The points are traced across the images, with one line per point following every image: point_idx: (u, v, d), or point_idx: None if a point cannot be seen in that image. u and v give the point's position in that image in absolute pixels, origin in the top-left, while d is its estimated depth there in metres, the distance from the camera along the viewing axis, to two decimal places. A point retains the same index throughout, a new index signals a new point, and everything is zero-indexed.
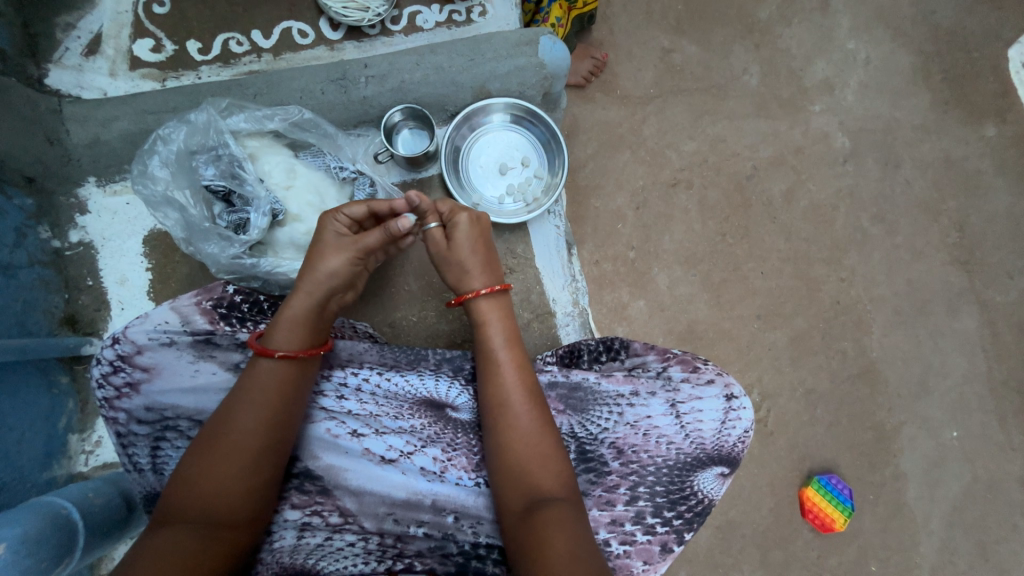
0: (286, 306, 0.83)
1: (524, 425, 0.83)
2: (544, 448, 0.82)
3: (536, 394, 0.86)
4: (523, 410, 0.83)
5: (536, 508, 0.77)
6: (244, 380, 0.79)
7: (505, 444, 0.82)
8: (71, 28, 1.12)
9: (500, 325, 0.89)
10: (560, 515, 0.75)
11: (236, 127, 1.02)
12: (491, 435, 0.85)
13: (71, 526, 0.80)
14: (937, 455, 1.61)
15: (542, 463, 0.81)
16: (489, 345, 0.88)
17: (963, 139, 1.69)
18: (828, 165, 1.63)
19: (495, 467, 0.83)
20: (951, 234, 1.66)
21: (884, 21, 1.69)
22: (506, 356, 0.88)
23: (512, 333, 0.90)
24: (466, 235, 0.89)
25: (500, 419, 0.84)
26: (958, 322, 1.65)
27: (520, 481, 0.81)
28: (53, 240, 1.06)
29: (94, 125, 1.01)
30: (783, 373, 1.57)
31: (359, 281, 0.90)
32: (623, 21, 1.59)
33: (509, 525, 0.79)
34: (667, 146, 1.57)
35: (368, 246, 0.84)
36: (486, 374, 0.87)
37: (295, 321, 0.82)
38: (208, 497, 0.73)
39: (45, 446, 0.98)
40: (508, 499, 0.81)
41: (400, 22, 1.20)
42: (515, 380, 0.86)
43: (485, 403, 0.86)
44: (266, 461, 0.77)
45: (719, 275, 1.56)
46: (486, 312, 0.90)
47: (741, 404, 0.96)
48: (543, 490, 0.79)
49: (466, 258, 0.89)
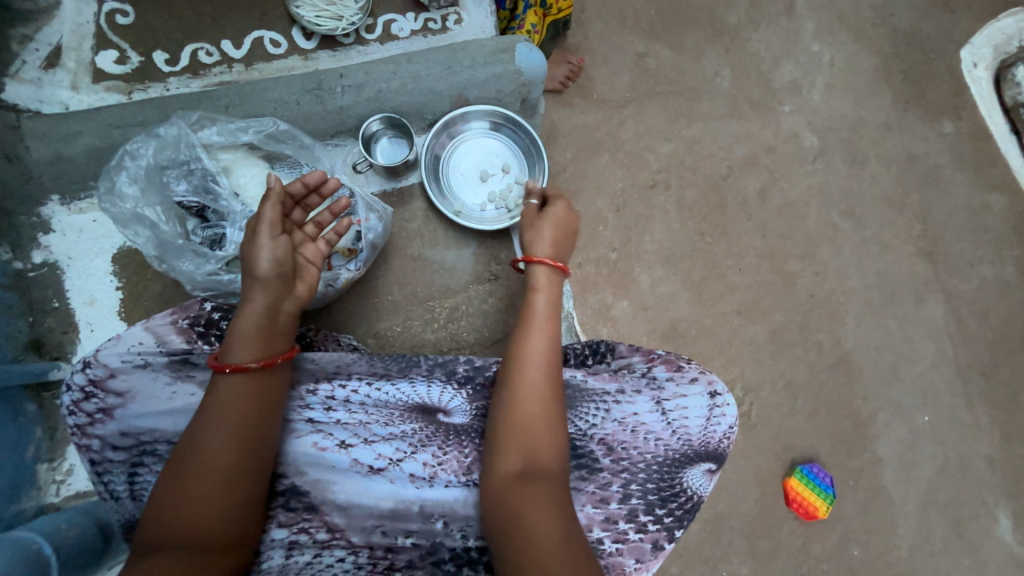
0: (239, 317, 0.80)
1: (532, 388, 0.84)
2: (545, 417, 0.83)
3: (556, 361, 0.88)
4: (539, 374, 0.85)
5: (530, 479, 0.79)
6: (210, 398, 0.77)
7: (514, 404, 0.84)
8: (28, 40, 1.07)
9: (548, 295, 0.93)
10: (548, 487, 0.79)
11: (208, 140, 0.99)
12: (501, 394, 0.86)
13: (43, 561, 0.76)
14: (910, 439, 1.67)
15: (543, 428, 0.83)
16: (532, 312, 0.92)
17: (922, 136, 1.77)
18: (799, 163, 1.69)
19: (499, 429, 0.84)
20: (915, 226, 1.74)
21: (846, 24, 1.76)
22: (533, 319, 0.91)
23: (555, 306, 0.94)
24: (558, 211, 1.00)
25: (514, 375, 0.86)
26: (925, 310, 1.72)
27: (518, 445, 0.82)
28: (14, 261, 1.01)
29: (55, 141, 0.97)
30: (764, 366, 1.61)
31: (307, 274, 0.87)
32: (598, 26, 1.62)
33: (497, 486, 0.80)
34: (644, 149, 1.60)
35: (268, 217, 0.83)
36: (519, 334, 0.90)
37: (249, 332, 0.79)
38: (188, 520, 0.71)
39: (12, 478, 0.92)
40: (500, 461, 0.82)
41: (375, 31, 1.19)
42: (538, 345, 0.88)
43: (507, 361, 0.88)
44: (246, 481, 0.75)
45: (699, 273, 1.59)
46: (537, 279, 0.95)
47: (725, 400, 0.98)
48: (538, 459, 0.81)
49: (543, 229, 0.99)
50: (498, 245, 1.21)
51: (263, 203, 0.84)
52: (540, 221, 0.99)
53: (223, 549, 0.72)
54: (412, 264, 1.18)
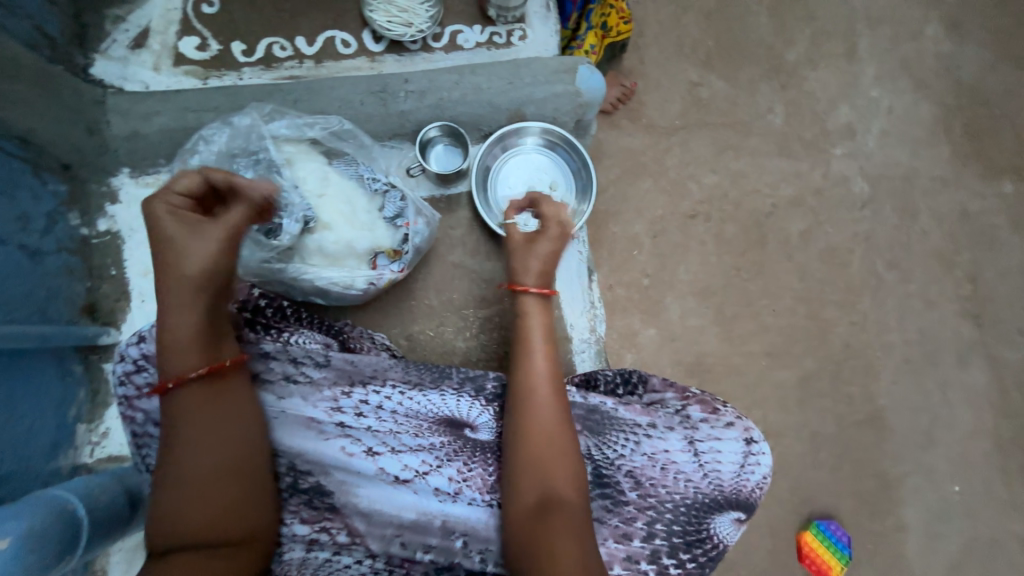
0: (170, 328, 0.76)
1: (540, 416, 0.84)
2: (556, 445, 0.83)
3: (560, 386, 0.88)
4: (545, 400, 0.85)
5: (549, 509, 0.79)
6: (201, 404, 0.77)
7: (522, 433, 0.84)
8: (120, 20, 1.14)
9: (541, 319, 0.92)
10: (568, 521, 0.78)
11: (276, 132, 1.03)
12: (511, 425, 0.86)
13: (76, 523, 0.78)
14: (939, 508, 1.59)
15: (556, 457, 0.82)
16: (528, 336, 0.91)
17: (980, 193, 1.70)
18: (846, 208, 1.64)
19: (512, 459, 0.84)
20: (964, 286, 1.67)
21: (909, 72, 1.72)
22: (532, 344, 0.90)
23: (551, 329, 0.93)
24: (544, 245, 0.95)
25: (521, 403, 0.86)
26: (967, 374, 1.64)
27: (534, 476, 0.82)
28: (81, 227, 1.06)
29: (134, 119, 1.03)
30: (789, 413, 1.56)
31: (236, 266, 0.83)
32: (654, 52, 1.62)
33: (517, 517, 0.81)
34: (688, 177, 1.58)
35: (178, 228, 0.77)
36: (520, 359, 0.90)
37: (184, 340, 0.76)
38: (181, 517, 0.71)
39: (53, 435, 0.96)
40: (518, 492, 0.82)
41: (441, 40, 1.22)
42: (540, 373, 0.87)
43: (512, 389, 0.88)
44: (235, 481, 0.76)
45: (731, 309, 1.56)
46: (527, 307, 0.93)
47: (761, 449, 0.94)
48: (555, 488, 0.81)
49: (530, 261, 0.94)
50: None
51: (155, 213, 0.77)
52: (529, 253, 0.95)
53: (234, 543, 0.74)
54: (451, 271, 1.19)
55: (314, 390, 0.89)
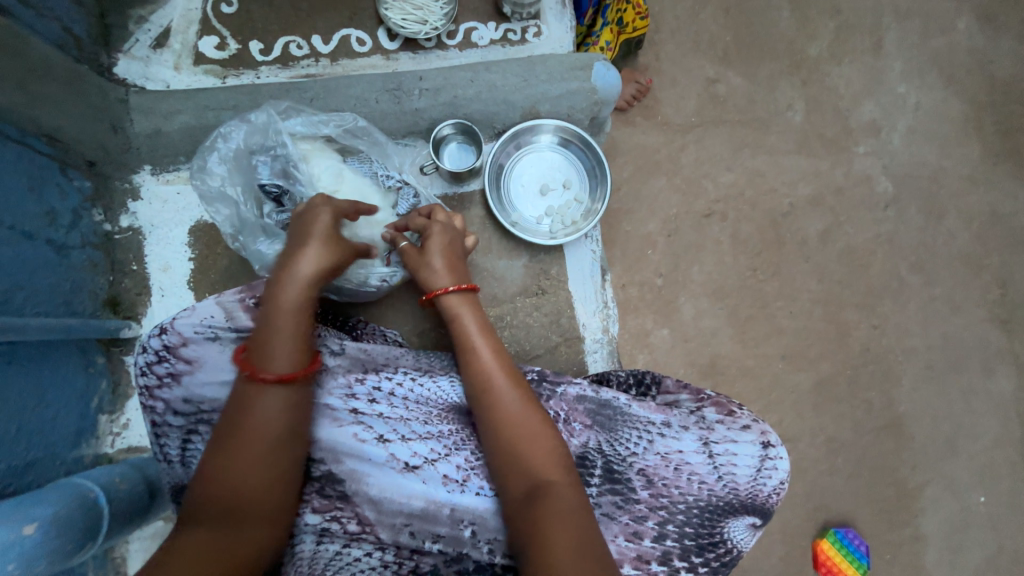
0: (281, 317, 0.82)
1: (503, 409, 0.84)
2: (529, 432, 0.82)
3: (515, 376, 0.88)
4: (505, 393, 0.85)
5: (538, 496, 0.78)
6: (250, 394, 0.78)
7: (492, 429, 0.84)
8: (143, 21, 1.16)
9: (473, 316, 0.93)
10: (556, 505, 0.76)
11: (292, 130, 1.05)
12: (480, 425, 0.85)
13: (97, 510, 0.81)
14: (960, 519, 1.54)
15: (533, 444, 0.82)
16: (465, 335, 0.91)
17: (1012, 194, 1.64)
18: (868, 209, 1.60)
19: (490, 455, 0.84)
20: (992, 290, 1.61)
21: (938, 67, 1.66)
22: (472, 341, 0.90)
23: (485, 322, 0.93)
24: (436, 244, 0.96)
25: (481, 401, 0.86)
26: (993, 382, 1.59)
27: (515, 469, 0.81)
28: (104, 223, 1.08)
29: (156, 117, 1.05)
30: (804, 418, 1.52)
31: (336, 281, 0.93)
32: (670, 48, 1.59)
33: (512, 511, 0.81)
34: (703, 176, 1.55)
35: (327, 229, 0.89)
36: (464, 358, 0.90)
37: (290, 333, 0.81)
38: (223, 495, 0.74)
39: (77, 425, 0.98)
40: (508, 487, 0.82)
41: (456, 37, 1.22)
42: (491, 367, 0.87)
43: (468, 388, 0.88)
44: (271, 465, 0.77)
45: (746, 311, 1.53)
46: (456, 308, 0.93)
47: (778, 454, 0.92)
48: (538, 474, 0.80)
49: (431, 264, 0.95)
50: (549, 259, 1.21)
51: (318, 213, 0.90)
52: (426, 259, 0.95)
53: (256, 521, 0.76)
54: None
55: (330, 377, 0.90)
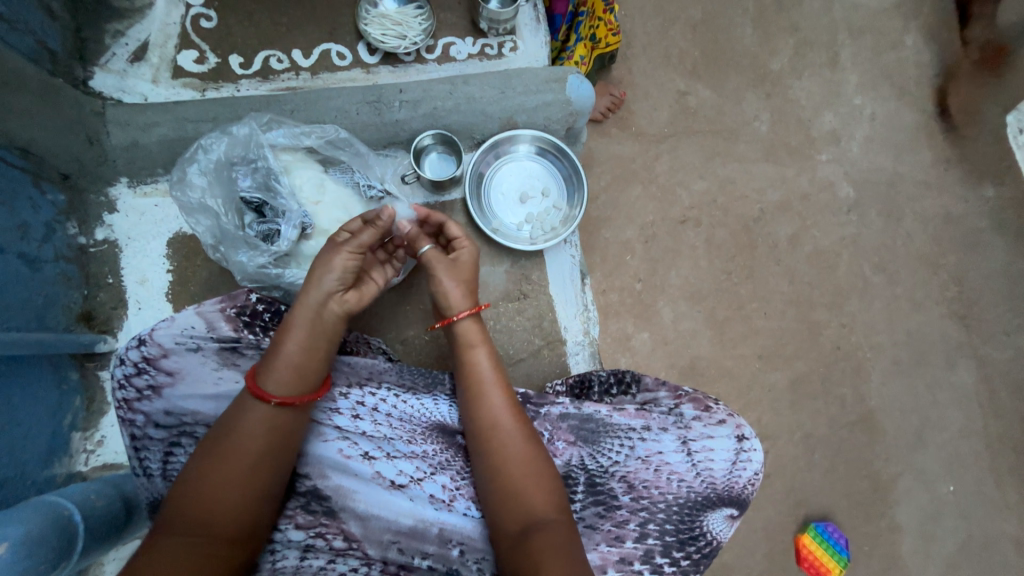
0: (280, 348, 0.83)
1: (508, 446, 0.85)
2: (530, 467, 0.84)
3: (521, 412, 0.89)
4: (513, 435, 0.85)
5: (534, 531, 0.79)
6: (239, 419, 0.79)
7: (493, 464, 0.84)
8: (120, 35, 1.16)
9: (486, 352, 0.93)
10: (551, 539, 0.78)
11: (274, 141, 1.06)
12: (481, 461, 0.86)
13: (72, 529, 0.78)
14: (932, 509, 1.61)
15: (533, 480, 0.83)
16: (476, 371, 0.90)
17: (962, 197, 1.75)
18: (832, 213, 1.68)
19: (489, 487, 0.84)
20: (949, 288, 1.70)
21: (890, 80, 1.78)
22: (482, 379, 0.90)
23: (497, 359, 0.93)
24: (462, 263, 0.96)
25: (485, 439, 0.86)
26: (956, 375, 1.67)
27: (511, 507, 0.82)
28: (79, 236, 1.07)
29: (133, 129, 1.04)
30: (782, 415, 1.58)
31: (365, 288, 0.92)
32: (642, 62, 1.66)
33: (505, 548, 0.81)
34: (677, 184, 1.62)
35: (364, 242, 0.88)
36: (471, 395, 0.89)
37: (289, 363, 0.82)
38: (212, 505, 0.74)
39: (49, 443, 0.96)
40: (502, 520, 0.82)
41: (435, 52, 1.25)
42: (496, 405, 0.88)
43: (471, 426, 0.88)
44: (256, 485, 0.77)
45: (722, 313, 1.59)
46: (476, 342, 0.93)
47: (752, 446, 0.96)
48: (538, 512, 0.81)
49: (445, 283, 0.94)
50: (530, 265, 1.24)
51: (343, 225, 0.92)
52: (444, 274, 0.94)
53: (238, 540, 0.75)
54: None
55: None
